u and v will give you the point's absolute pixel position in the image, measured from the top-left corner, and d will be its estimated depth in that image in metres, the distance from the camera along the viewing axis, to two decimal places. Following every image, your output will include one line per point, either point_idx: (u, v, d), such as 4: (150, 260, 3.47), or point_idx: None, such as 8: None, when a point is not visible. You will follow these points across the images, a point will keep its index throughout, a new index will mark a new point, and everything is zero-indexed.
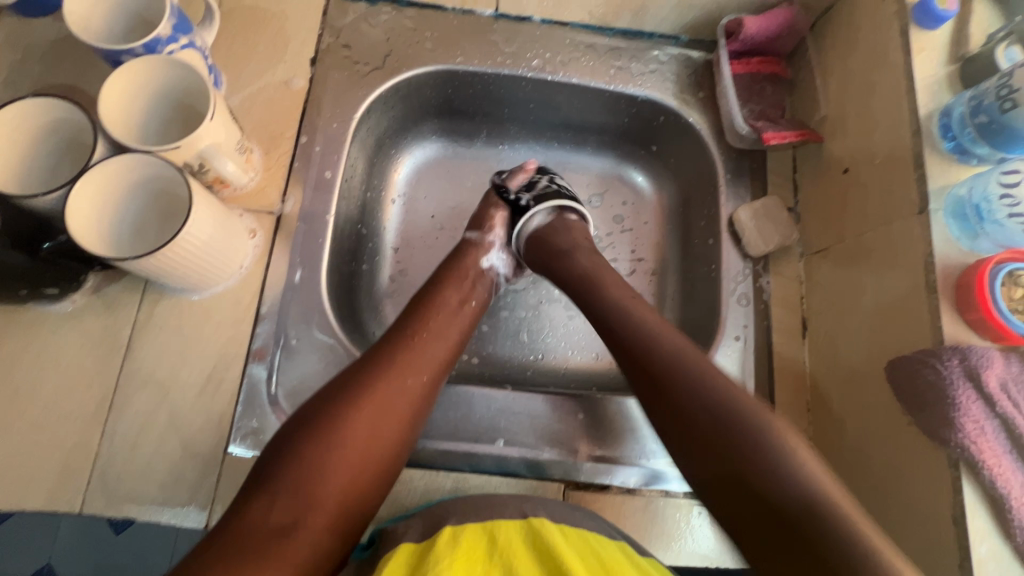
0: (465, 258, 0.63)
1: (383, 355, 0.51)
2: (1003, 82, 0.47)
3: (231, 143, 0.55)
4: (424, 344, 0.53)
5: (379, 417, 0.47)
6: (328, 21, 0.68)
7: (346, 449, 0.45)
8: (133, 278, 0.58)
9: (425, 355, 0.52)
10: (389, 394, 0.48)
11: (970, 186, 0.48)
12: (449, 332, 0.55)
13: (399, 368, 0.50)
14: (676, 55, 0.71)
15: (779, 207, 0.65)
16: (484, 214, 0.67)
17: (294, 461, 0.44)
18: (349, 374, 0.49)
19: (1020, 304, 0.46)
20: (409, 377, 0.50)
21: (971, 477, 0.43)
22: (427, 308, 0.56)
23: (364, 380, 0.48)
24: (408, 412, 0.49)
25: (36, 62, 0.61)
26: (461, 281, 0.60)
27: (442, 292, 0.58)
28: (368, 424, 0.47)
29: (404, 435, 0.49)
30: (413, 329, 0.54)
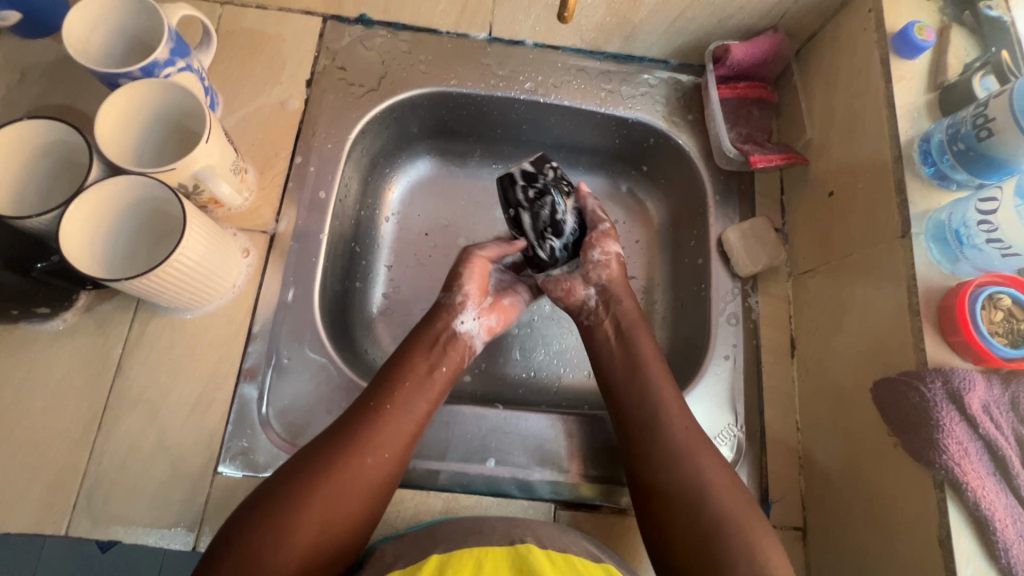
0: (437, 322, 0.60)
1: (344, 432, 0.51)
2: (979, 111, 0.49)
3: (226, 164, 0.56)
4: (388, 419, 0.52)
5: (334, 500, 0.47)
6: (324, 43, 0.69)
7: (297, 535, 0.45)
8: (125, 297, 0.58)
9: (387, 432, 0.52)
10: (347, 474, 0.48)
11: (950, 211, 0.49)
12: (415, 403, 0.54)
13: (359, 447, 0.50)
14: (665, 78, 0.72)
15: (767, 228, 0.66)
16: (456, 274, 0.62)
17: (242, 547, 0.43)
18: (307, 455, 0.49)
19: (1000, 326, 0.47)
20: (368, 456, 0.50)
21: (957, 498, 0.44)
22: (393, 379, 0.55)
23: (321, 461, 0.48)
24: (365, 493, 0.49)
25: (33, 82, 0.62)
26: (431, 348, 0.58)
27: (410, 358, 0.57)
28: (322, 510, 0.46)
29: (361, 517, 0.49)
30: (377, 403, 0.53)
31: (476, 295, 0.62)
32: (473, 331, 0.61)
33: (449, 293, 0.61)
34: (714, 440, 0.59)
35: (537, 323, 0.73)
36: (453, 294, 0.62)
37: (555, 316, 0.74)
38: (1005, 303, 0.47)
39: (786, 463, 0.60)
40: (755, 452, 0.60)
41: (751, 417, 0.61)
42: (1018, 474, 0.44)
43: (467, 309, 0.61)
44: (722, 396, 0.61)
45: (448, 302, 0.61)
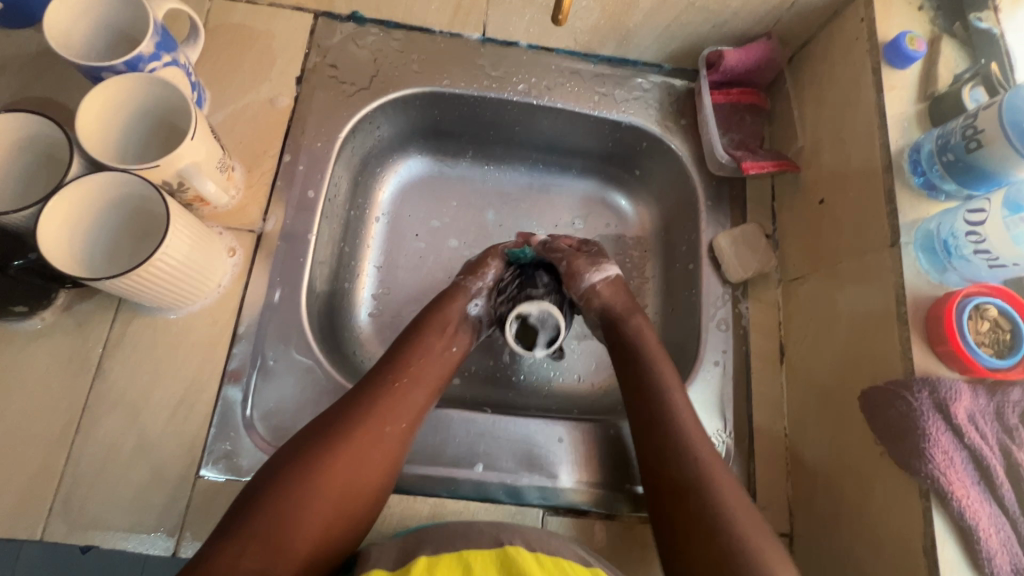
0: (449, 305, 0.62)
1: (362, 402, 0.52)
2: (969, 123, 0.49)
3: (213, 162, 0.55)
4: (405, 391, 0.54)
5: (356, 465, 0.49)
6: (315, 40, 0.68)
7: (321, 493, 0.46)
8: (106, 296, 0.57)
9: (404, 403, 0.54)
10: (368, 440, 0.50)
11: (939, 221, 0.49)
12: (428, 379, 0.56)
13: (377, 416, 0.51)
14: (659, 82, 0.72)
15: (758, 234, 0.66)
16: (481, 261, 0.65)
17: (265, 508, 0.44)
18: (327, 422, 0.50)
19: (986, 336, 0.47)
20: (387, 425, 0.51)
21: (941, 507, 0.44)
22: (408, 356, 0.57)
23: (343, 428, 0.50)
24: (385, 460, 0.50)
25: (14, 74, 0.60)
26: (443, 329, 0.61)
27: (424, 338, 0.59)
28: (344, 472, 0.48)
29: (381, 483, 0.50)
30: (394, 376, 0.55)
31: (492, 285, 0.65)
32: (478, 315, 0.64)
33: (471, 278, 0.64)
34: None
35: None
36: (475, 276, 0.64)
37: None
38: (992, 314, 0.48)
39: (774, 468, 0.60)
40: (743, 458, 0.60)
41: (740, 424, 0.61)
42: (1003, 484, 0.44)
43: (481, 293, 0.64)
44: (711, 402, 0.61)
45: (467, 281, 0.64)
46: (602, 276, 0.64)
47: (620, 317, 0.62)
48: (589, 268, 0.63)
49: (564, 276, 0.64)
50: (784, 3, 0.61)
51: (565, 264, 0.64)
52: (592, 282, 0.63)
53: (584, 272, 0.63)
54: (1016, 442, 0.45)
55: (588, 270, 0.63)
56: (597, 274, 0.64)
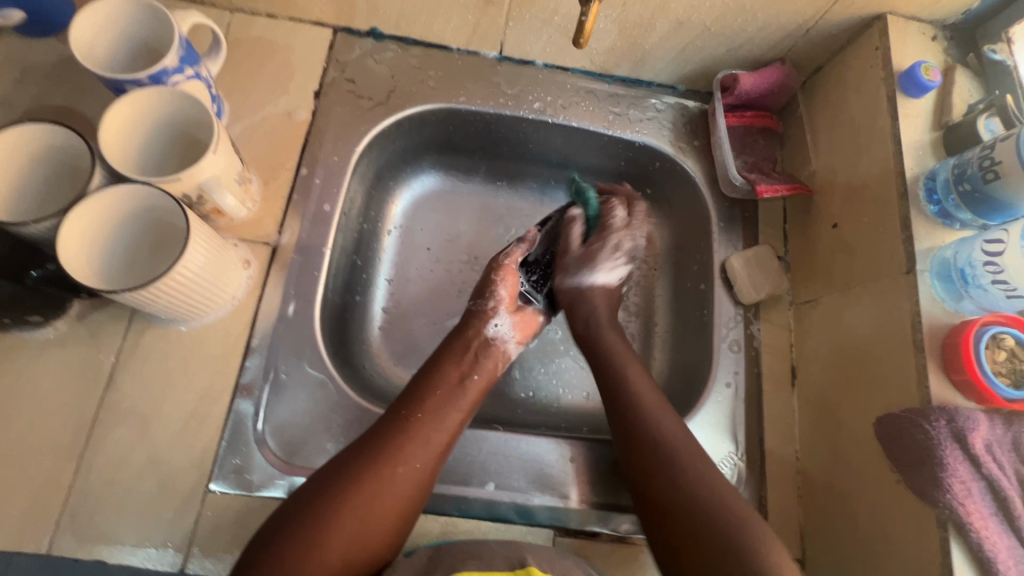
0: (468, 329, 0.61)
1: (376, 441, 0.50)
2: (985, 153, 0.49)
3: (231, 175, 0.55)
4: (422, 426, 0.52)
5: (367, 510, 0.47)
6: (334, 55, 0.68)
7: (331, 540, 0.44)
8: (119, 306, 0.57)
9: (420, 440, 0.51)
10: (379, 485, 0.48)
11: (955, 250, 0.50)
12: (446, 412, 0.54)
13: (392, 455, 0.49)
14: (673, 103, 0.73)
15: (770, 256, 0.67)
16: (487, 281, 0.64)
17: (275, 557, 0.42)
18: (340, 461, 0.49)
19: (1003, 366, 0.47)
20: (401, 465, 0.49)
21: (959, 538, 0.44)
22: (423, 388, 0.55)
23: (355, 469, 0.48)
24: (399, 501, 0.48)
25: (34, 82, 0.60)
26: (462, 357, 0.58)
27: (440, 369, 0.57)
28: (356, 515, 0.46)
29: (395, 528, 0.48)
30: (408, 412, 0.53)
31: (508, 301, 0.64)
32: (503, 333, 0.62)
33: (482, 300, 0.63)
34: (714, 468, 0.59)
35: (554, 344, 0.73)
36: (486, 297, 0.63)
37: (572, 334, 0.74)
38: (1008, 343, 0.48)
39: (786, 492, 0.59)
40: (755, 481, 0.59)
41: (752, 446, 0.61)
42: (1020, 516, 0.44)
43: (499, 311, 0.63)
44: (723, 424, 0.61)
45: (481, 304, 0.63)
46: (593, 281, 0.66)
47: (575, 304, 0.65)
48: (603, 263, 0.66)
49: (578, 256, 0.66)
50: (799, 30, 0.62)
51: (594, 248, 0.66)
52: (574, 283, 0.66)
53: (575, 276, 0.66)
54: None
55: (587, 268, 0.65)
56: (603, 271, 0.66)
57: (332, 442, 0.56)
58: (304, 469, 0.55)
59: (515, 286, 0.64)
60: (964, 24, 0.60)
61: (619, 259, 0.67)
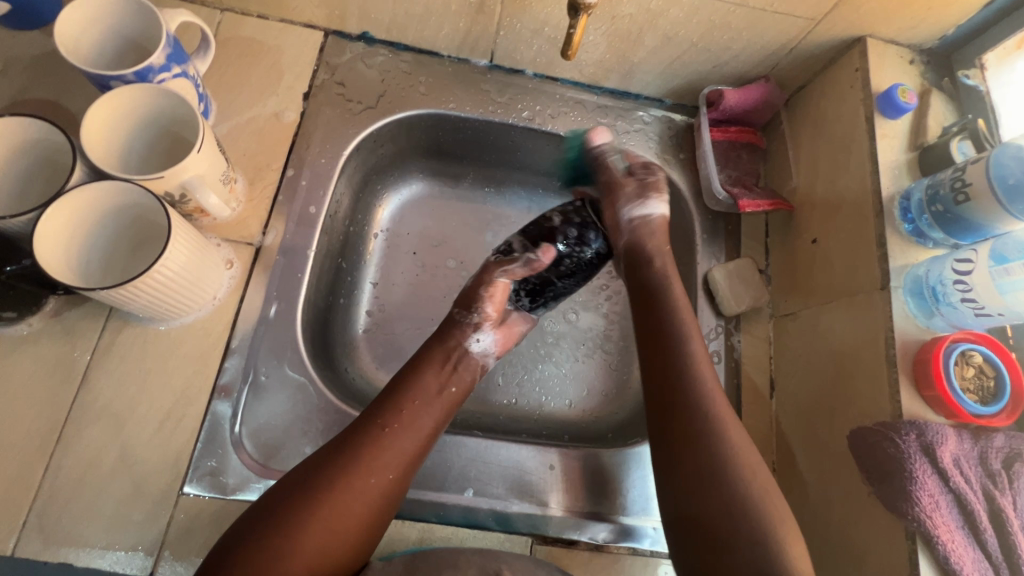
0: (451, 337, 0.60)
1: (348, 450, 0.49)
2: (957, 175, 0.51)
3: (216, 174, 0.54)
4: (396, 436, 0.51)
5: (334, 523, 0.45)
6: (324, 58, 0.68)
7: (295, 555, 0.43)
8: (96, 304, 0.56)
9: (393, 449, 0.50)
10: (348, 494, 0.47)
11: (927, 267, 0.51)
12: (421, 421, 0.53)
13: (364, 466, 0.48)
14: (659, 117, 0.74)
15: (752, 269, 0.67)
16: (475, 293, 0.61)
17: (239, 568, 0.42)
18: (310, 470, 0.48)
19: (971, 382, 0.49)
20: (372, 475, 0.48)
21: (927, 550, 0.45)
22: (400, 396, 0.54)
23: (325, 479, 0.47)
24: (367, 514, 0.47)
25: (17, 75, 0.60)
26: (441, 364, 0.57)
27: (420, 377, 0.56)
28: (323, 526, 0.45)
29: (363, 537, 0.47)
30: (384, 421, 0.52)
31: (493, 316, 0.62)
32: (484, 347, 0.61)
33: (468, 311, 0.61)
34: None
35: (538, 352, 0.73)
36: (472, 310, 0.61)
37: (556, 340, 0.74)
38: (976, 360, 0.49)
39: None
40: None
41: None
42: (986, 529, 0.45)
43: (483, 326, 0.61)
44: None
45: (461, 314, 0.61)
46: (655, 211, 0.64)
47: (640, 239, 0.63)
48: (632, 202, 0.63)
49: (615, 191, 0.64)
50: (782, 49, 0.64)
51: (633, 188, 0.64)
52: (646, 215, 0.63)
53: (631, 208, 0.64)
54: (998, 488, 0.46)
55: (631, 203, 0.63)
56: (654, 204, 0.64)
57: (310, 446, 0.56)
58: (280, 472, 0.54)
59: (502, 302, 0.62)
60: (940, 50, 0.62)
61: (657, 194, 0.64)
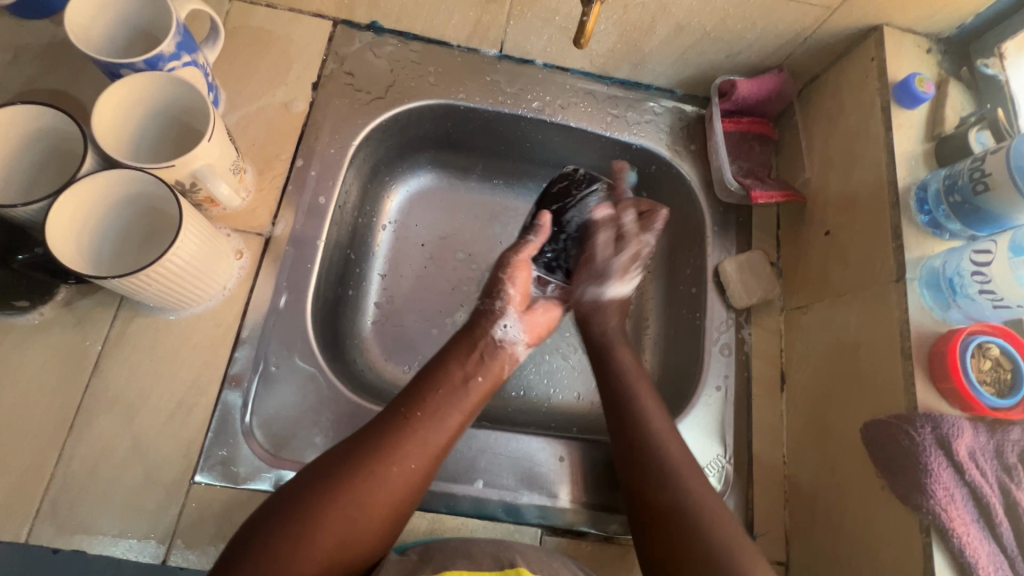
0: (477, 331, 0.60)
1: (373, 437, 0.49)
2: (976, 165, 0.50)
3: (226, 164, 0.54)
4: (420, 425, 0.51)
5: (357, 509, 0.45)
6: (333, 48, 0.68)
7: (318, 543, 0.43)
8: (107, 293, 0.56)
9: (418, 438, 0.50)
10: (371, 483, 0.47)
11: (944, 259, 0.50)
12: (447, 412, 0.53)
13: (386, 454, 0.48)
14: (670, 107, 0.73)
15: (763, 261, 0.67)
16: (496, 280, 0.63)
17: (258, 550, 0.42)
18: (334, 457, 0.48)
19: (988, 374, 0.48)
20: (396, 464, 0.48)
21: (941, 544, 0.44)
22: (426, 386, 0.54)
23: (346, 465, 0.47)
24: (391, 503, 0.47)
25: (27, 64, 0.59)
26: (467, 356, 0.57)
27: (446, 368, 0.56)
28: (347, 514, 0.45)
29: (387, 525, 0.47)
30: (409, 409, 0.52)
31: (517, 301, 0.63)
32: (510, 335, 0.61)
33: (491, 300, 0.62)
34: (702, 470, 0.59)
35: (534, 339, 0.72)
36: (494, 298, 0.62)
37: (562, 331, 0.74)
38: (993, 353, 0.49)
39: (772, 495, 0.60)
40: (742, 484, 0.60)
41: (740, 448, 0.61)
42: (1001, 522, 0.45)
43: (509, 310, 0.62)
44: (713, 427, 0.61)
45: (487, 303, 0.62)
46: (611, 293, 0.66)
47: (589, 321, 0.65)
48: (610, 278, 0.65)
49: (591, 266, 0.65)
50: (797, 38, 0.63)
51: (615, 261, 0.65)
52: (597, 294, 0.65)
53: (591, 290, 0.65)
54: (1014, 481, 0.46)
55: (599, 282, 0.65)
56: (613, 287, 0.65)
57: (320, 436, 0.56)
58: (291, 461, 0.54)
59: (525, 283, 0.64)
60: (958, 38, 0.61)
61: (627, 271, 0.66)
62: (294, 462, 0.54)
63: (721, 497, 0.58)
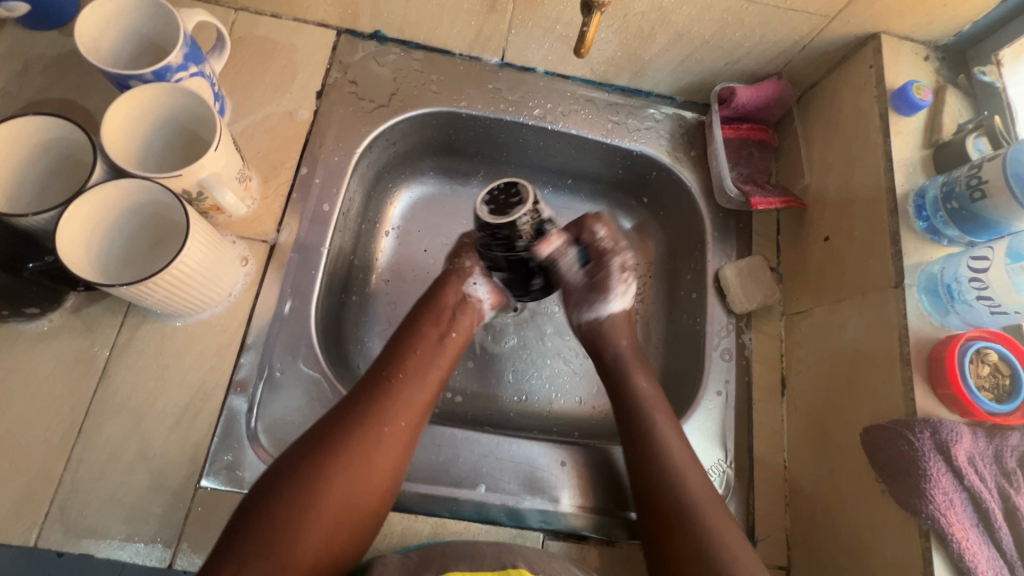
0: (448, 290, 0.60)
1: (359, 401, 0.50)
2: (973, 172, 0.50)
3: (232, 172, 0.55)
4: (404, 385, 0.52)
5: (353, 475, 0.46)
6: (337, 57, 0.69)
7: (321, 510, 0.44)
8: (115, 299, 0.57)
9: (402, 398, 0.51)
10: (365, 445, 0.48)
11: (942, 265, 0.51)
12: (425, 371, 0.54)
13: (375, 416, 0.49)
14: (670, 114, 0.74)
15: (763, 266, 0.67)
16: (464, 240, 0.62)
17: (265, 523, 0.42)
18: (325, 425, 0.48)
19: (986, 380, 0.49)
20: (386, 426, 0.49)
21: (941, 548, 0.45)
22: (403, 349, 0.55)
23: (337, 430, 0.48)
24: (388, 463, 0.48)
25: (36, 74, 0.61)
26: (441, 317, 0.58)
27: (421, 330, 0.57)
28: (347, 477, 0.46)
29: (388, 485, 0.48)
30: (390, 372, 0.53)
31: None
32: (478, 292, 0.60)
33: (461, 258, 0.61)
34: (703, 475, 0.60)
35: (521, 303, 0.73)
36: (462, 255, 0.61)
37: (563, 336, 0.75)
38: (991, 358, 0.49)
39: (773, 499, 0.60)
40: (743, 489, 0.60)
41: (741, 453, 0.61)
42: (1000, 527, 0.45)
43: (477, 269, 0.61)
44: (714, 433, 0.62)
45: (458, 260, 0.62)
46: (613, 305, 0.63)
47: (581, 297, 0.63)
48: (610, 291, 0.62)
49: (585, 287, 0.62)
50: (795, 46, 0.63)
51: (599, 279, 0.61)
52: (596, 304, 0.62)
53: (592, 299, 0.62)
54: (1013, 487, 0.46)
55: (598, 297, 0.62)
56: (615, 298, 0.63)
57: None
58: None
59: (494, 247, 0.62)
60: (955, 46, 0.61)
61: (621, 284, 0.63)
62: None
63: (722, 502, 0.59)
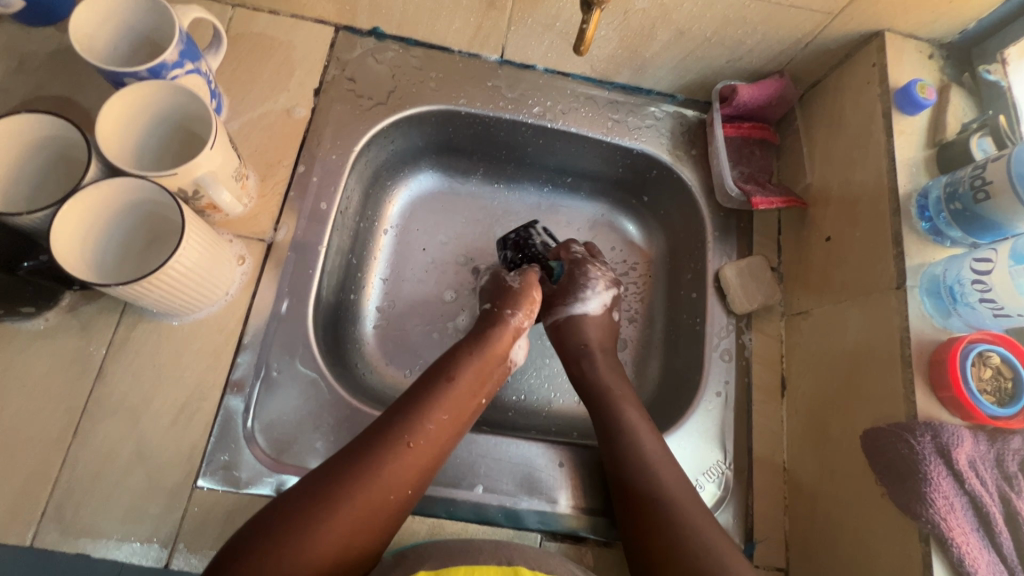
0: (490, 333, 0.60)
1: (391, 428, 0.50)
2: (977, 172, 0.50)
3: (228, 171, 0.55)
4: (436, 418, 0.52)
5: (372, 499, 0.46)
6: (335, 53, 0.68)
7: (334, 532, 0.44)
8: (111, 298, 0.56)
9: (433, 431, 0.51)
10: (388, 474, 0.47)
11: (946, 266, 0.50)
12: (458, 408, 0.54)
13: (404, 446, 0.49)
14: (671, 112, 0.73)
15: (763, 266, 0.67)
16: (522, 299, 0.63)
17: (271, 534, 0.43)
18: (354, 448, 0.48)
19: (988, 383, 0.48)
20: (412, 456, 0.49)
21: (940, 552, 0.44)
22: (439, 380, 0.55)
23: (366, 456, 0.48)
24: (404, 493, 0.48)
25: (32, 71, 0.60)
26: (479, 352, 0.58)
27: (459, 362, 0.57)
28: (364, 503, 0.46)
29: (399, 513, 0.48)
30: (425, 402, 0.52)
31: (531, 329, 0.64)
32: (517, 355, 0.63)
33: (517, 317, 0.62)
34: (703, 476, 0.59)
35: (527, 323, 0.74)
36: (516, 314, 0.62)
37: None
38: (994, 361, 0.48)
39: (772, 500, 0.60)
40: (742, 490, 0.60)
41: (741, 454, 0.61)
42: (1000, 531, 0.45)
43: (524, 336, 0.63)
44: (713, 434, 0.61)
45: (512, 320, 0.62)
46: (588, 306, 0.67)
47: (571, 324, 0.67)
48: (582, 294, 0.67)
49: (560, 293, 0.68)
50: (798, 43, 0.63)
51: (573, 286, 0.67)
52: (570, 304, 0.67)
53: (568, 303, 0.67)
54: (1014, 491, 0.46)
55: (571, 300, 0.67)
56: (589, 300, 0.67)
57: (321, 441, 0.56)
58: (292, 466, 0.54)
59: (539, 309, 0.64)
60: (960, 43, 0.61)
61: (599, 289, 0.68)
62: (296, 467, 0.55)
63: (721, 503, 0.58)
